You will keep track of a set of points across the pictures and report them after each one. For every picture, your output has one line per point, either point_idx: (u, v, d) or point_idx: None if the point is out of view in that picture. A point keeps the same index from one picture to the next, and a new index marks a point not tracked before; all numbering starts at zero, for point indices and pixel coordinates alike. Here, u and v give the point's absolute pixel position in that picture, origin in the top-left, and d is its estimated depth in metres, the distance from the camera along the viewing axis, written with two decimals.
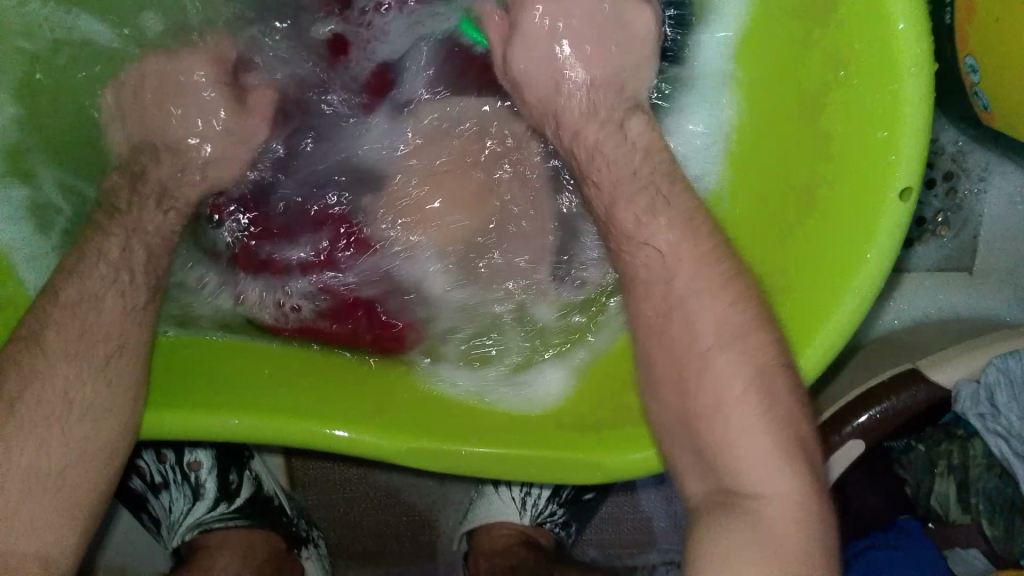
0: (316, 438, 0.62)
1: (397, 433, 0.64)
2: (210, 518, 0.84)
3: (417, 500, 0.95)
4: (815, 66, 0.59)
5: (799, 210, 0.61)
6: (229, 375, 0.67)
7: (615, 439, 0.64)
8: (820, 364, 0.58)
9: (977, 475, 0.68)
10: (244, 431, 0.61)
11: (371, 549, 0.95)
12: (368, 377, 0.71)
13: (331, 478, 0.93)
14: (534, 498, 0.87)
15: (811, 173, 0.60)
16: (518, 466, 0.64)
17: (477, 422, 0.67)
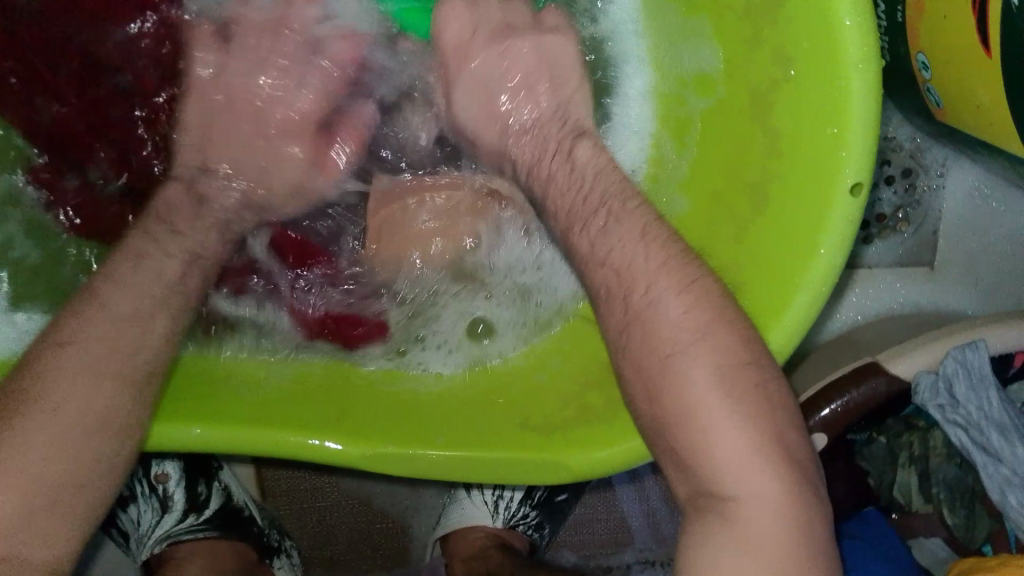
0: (277, 447, 0.62)
1: (363, 438, 0.64)
2: (179, 530, 0.83)
3: (391, 507, 0.95)
4: (767, 65, 0.60)
5: (754, 206, 0.62)
6: (183, 383, 0.66)
7: (580, 437, 0.64)
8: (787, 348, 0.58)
9: (937, 465, 0.70)
10: (207, 440, 0.61)
11: (343, 556, 0.95)
12: (336, 382, 0.71)
13: (302, 486, 0.93)
14: (507, 501, 0.86)
15: (765, 170, 0.61)
16: (485, 469, 0.64)
17: (444, 425, 0.67)
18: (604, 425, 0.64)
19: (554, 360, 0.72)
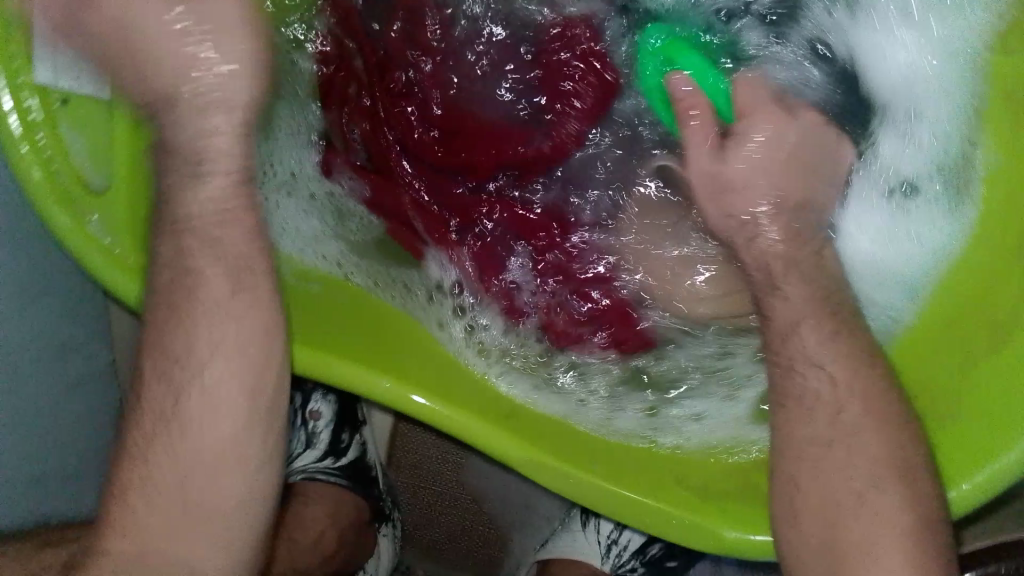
0: (452, 423, 0.64)
1: (533, 445, 0.65)
2: (315, 467, 0.87)
3: (499, 513, 0.96)
4: None
5: (993, 347, 0.62)
6: (365, 334, 0.69)
7: (739, 513, 0.64)
8: (967, 505, 0.60)
9: None
10: (394, 396, 0.64)
11: (438, 545, 0.97)
12: (517, 388, 0.72)
13: (428, 466, 0.95)
14: (619, 547, 0.87)
15: (1016, 315, 0.61)
16: (639, 515, 0.64)
17: (608, 459, 0.67)
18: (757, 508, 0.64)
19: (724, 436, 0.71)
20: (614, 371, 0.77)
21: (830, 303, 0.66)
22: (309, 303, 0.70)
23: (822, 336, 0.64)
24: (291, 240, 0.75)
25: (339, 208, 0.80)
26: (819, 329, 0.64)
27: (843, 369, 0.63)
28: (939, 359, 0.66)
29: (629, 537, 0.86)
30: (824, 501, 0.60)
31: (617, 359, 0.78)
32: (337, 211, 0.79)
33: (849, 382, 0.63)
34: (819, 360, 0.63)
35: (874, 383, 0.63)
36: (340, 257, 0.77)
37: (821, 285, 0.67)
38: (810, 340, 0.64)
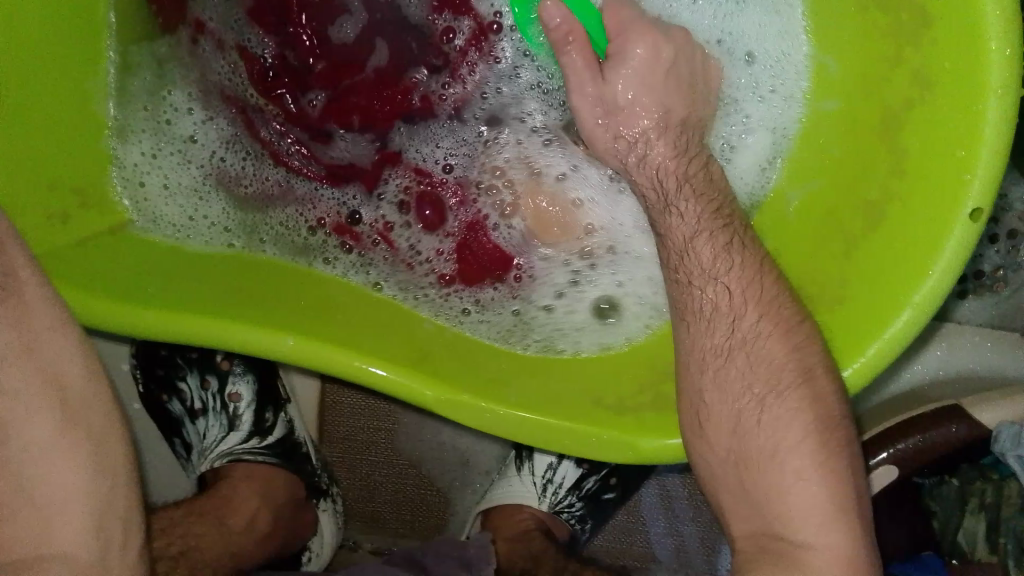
0: (351, 370, 0.64)
1: (442, 382, 0.65)
2: (241, 449, 0.87)
3: (438, 473, 0.96)
4: (900, 85, 0.61)
5: (868, 223, 0.62)
6: (245, 293, 0.68)
7: (662, 421, 0.64)
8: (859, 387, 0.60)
9: (1009, 514, 0.67)
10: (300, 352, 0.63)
11: (383, 513, 0.96)
12: (422, 333, 0.72)
13: (360, 437, 0.95)
14: (555, 486, 0.87)
15: (875, 186, 0.62)
16: (554, 436, 0.64)
17: (519, 388, 0.68)
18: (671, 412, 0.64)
19: (632, 352, 0.72)
20: (498, 311, 0.78)
21: (723, 215, 0.65)
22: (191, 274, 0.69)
23: (717, 249, 0.63)
24: (158, 226, 0.73)
25: (225, 191, 0.78)
26: (714, 241, 0.63)
27: (739, 279, 0.62)
28: (817, 250, 0.66)
29: (563, 474, 0.87)
30: (729, 410, 0.60)
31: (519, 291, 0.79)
32: (231, 195, 0.78)
33: (746, 291, 0.62)
34: (715, 274, 0.62)
35: (769, 287, 0.62)
36: (218, 232, 0.75)
37: (714, 200, 0.66)
38: (705, 257, 0.63)
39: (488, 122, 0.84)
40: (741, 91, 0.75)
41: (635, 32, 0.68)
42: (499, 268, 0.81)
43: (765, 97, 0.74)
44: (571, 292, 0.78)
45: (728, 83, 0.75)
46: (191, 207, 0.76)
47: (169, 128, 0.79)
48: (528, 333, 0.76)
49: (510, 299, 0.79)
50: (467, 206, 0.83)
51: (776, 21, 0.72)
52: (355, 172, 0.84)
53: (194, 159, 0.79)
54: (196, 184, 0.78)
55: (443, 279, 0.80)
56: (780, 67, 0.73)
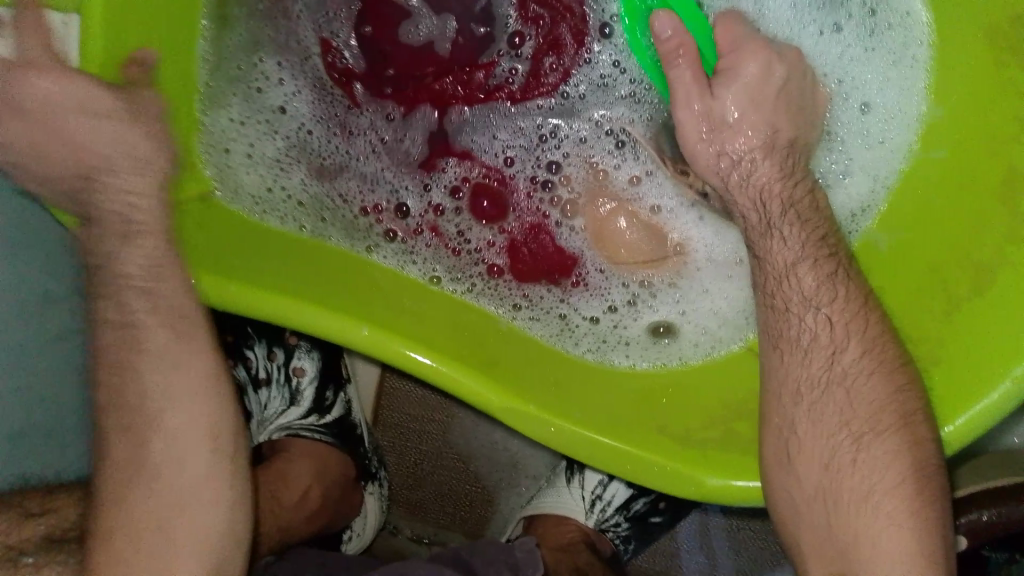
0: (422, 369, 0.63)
1: (509, 390, 0.64)
2: (300, 425, 0.88)
3: (486, 471, 0.96)
4: (1022, 148, 0.59)
5: (973, 286, 0.59)
6: (319, 275, 0.68)
7: (740, 461, 0.61)
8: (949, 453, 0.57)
9: None
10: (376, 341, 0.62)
11: (426, 503, 0.97)
12: (489, 337, 0.71)
13: (412, 425, 0.95)
14: (603, 503, 0.87)
15: (983, 250, 0.59)
16: (620, 463, 0.63)
17: (585, 406, 0.67)
18: (741, 450, 0.62)
19: (699, 383, 0.70)
20: (546, 310, 0.77)
21: (828, 245, 0.64)
22: (270, 251, 0.68)
23: (818, 278, 0.62)
24: (240, 195, 0.72)
25: (306, 163, 0.78)
26: (817, 270, 0.62)
27: (841, 311, 0.61)
28: (910, 306, 0.63)
29: (613, 493, 0.86)
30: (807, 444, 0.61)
31: (581, 302, 0.78)
32: (312, 166, 0.78)
33: (847, 322, 0.61)
34: (816, 302, 0.62)
35: (872, 325, 0.61)
36: (294, 206, 0.75)
37: (819, 227, 0.64)
38: (807, 282, 0.62)
39: (558, 121, 0.82)
40: (846, 135, 0.72)
41: (747, 48, 0.66)
42: (558, 275, 0.79)
43: (876, 145, 0.70)
44: (625, 310, 0.78)
45: (837, 124, 0.72)
46: (271, 177, 0.75)
47: (260, 97, 0.77)
48: (581, 339, 0.75)
49: (556, 300, 0.78)
50: (532, 207, 0.81)
51: (892, 71, 0.69)
52: (405, 159, 0.81)
53: (280, 129, 0.78)
54: (279, 155, 0.77)
55: (493, 270, 0.79)
56: (894, 117, 0.69)
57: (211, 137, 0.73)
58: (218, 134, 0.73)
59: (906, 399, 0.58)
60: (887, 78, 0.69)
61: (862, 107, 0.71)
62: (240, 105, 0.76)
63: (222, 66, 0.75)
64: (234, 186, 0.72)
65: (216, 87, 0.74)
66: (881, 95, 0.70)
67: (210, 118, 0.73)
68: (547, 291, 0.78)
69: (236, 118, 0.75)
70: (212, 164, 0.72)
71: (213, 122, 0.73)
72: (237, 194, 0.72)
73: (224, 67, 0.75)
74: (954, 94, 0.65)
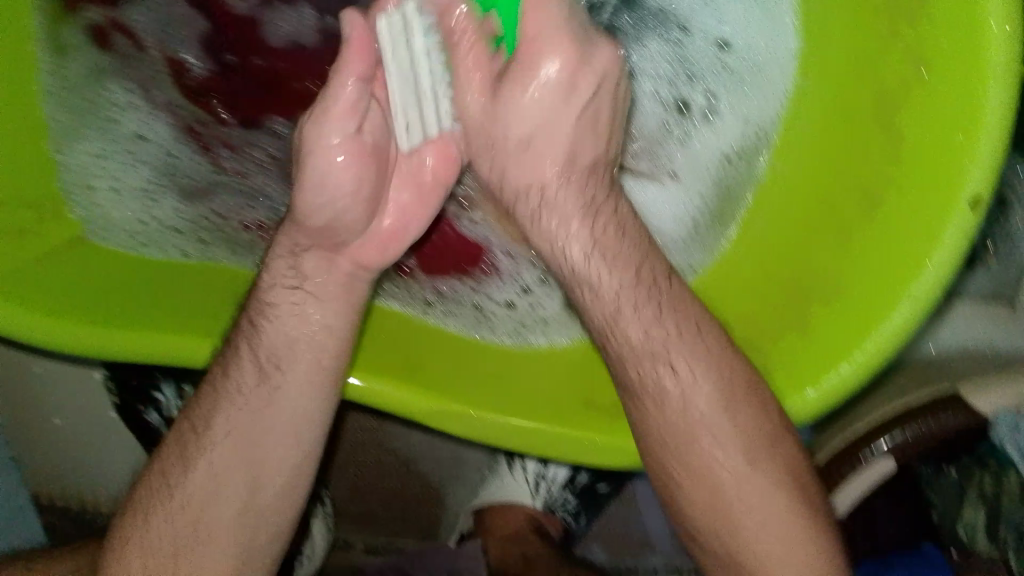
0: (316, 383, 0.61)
1: (427, 391, 0.63)
2: None
3: (430, 471, 0.94)
4: (895, 65, 0.57)
5: (865, 212, 0.58)
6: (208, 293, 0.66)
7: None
8: (836, 392, 0.57)
9: (1010, 506, 0.64)
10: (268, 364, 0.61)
11: (376, 514, 0.95)
12: (410, 336, 0.70)
13: (346, 438, 0.92)
14: (547, 482, 0.86)
15: (872, 173, 0.58)
16: (541, 442, 0.62)
17: (508, 393, 0.65)
18: None
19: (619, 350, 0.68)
20: (461, 302, 0.75)
21: None
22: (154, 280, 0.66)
23: None
24: (115, 233, 0.69)
25: (173, 187, 0.76)
26: None
27: None
28: (802, 239, 0.64)
29: (556, 471, 0.85)
30: None
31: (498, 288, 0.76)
32: (182, 191, 0.76)
33: None
34: None
35: None
36: (172, 234, 0.72)
37: None
38: None
39: None
40: (708, 77, 0.75)
41: None
42: (466, 265, 0.77)
43: (734, 90, 0.73)
44: (540, 290, 0.75)
45: (699, 66, 0.76)
46: (143, 209, 0.73)
47: (115, 127, 0.77)
48: (501, 326, 0.74)
49: (474, 291, 0.76)
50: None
51: (758, 20, 0.70)
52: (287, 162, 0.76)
53: (144, 160, 0.76)
54: (145, 184, 0.75)
55: (401, 271, 0.75)
56: (755, 66, 0.71)
57: (74, 177, 0.71)
58: (80, 173, 0.71)
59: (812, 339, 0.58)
60: (751, 22, 0.71)
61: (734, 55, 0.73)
62: (95, 141, 0.74)
63: (63, 106, 0.73)
64: (105, 222, 0.70)
65: (65, 126, 0.72)
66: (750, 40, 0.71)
67: (67, 157, 0.71)
68: (462, 284, 0.77)
69: (96, 157, 0.74)
70: (80, 207, 0.69)
71: (70, 161, 0.71)
72: (110, 231, 0.69)
73: (69, 107, 0.73)
74: (828, 23, 0.63)
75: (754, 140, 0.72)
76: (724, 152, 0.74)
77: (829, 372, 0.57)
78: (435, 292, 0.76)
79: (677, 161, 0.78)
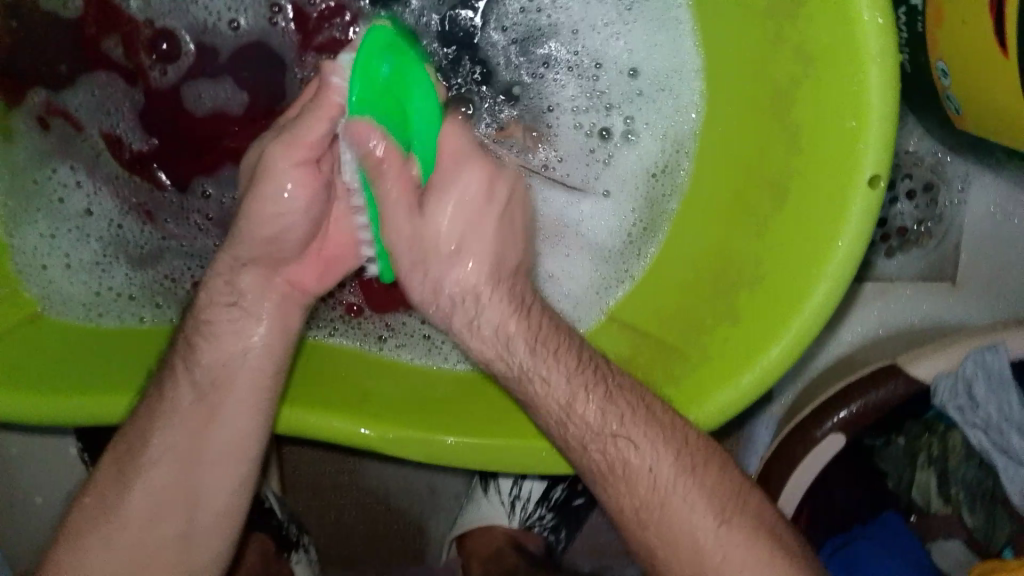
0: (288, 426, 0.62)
1: (385, 421, 0.64)
2: None
3: (408, 506, 0.94)
4: (784, 63, 0.60)
5: (776, 202, 0.61)
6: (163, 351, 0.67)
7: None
8: (762, 383, 0.59)
9: (956, 465, 0.68)
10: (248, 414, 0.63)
11: (362, 559, 0.95)
12: (366, 374, 0.71)
13: (323, 483, 0.93)
14: (522, 501, 0.87)
15: (779, 165, 0.61)
16: (504, 459, 0.63)
17: (466, 413, 0.67)
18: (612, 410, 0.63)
19: None
20: (410, 334, 0.75)
21: None
22: (110, 344, 0.67)
23: None
24: (70, 306, 0.71)
25: (125, 256, 0.77)
26: None
27: None
28: (719, 239, 0.66)
29: (529, 489, 0.87)
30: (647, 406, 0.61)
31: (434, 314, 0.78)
32: (133, 256, 0.77)
33: None
34: None
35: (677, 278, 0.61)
36: (126, 301, 0.73)
37: None
38: None
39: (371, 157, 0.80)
40: (622, 104, 0.76)
41: None
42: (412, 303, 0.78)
43: (643, 108, 0.75)
44: None
45: (613, 95, 0.76)
46: (96, 279, 0.74)
47: (62, 207, 0.77)
48: (449, 353, 0.75)
49: (419, 325, 0.77)
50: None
51: (661, 37, 0.73)
52: (231, 219, 0.80)
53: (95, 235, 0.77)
54: (97, 256, 0.76)
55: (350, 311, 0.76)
56: (663, 84, 0.74)
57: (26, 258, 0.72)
58: (34, 253, 0.73)
59: (741, 328, 0.61)
60: (655, 44, 0.74)
61: (638, 74, 0.75)
62: (47, 217, 0.75)
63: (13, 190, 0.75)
64: (62, 297, 0.71)
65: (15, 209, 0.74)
66: (652, 61, 0.74)
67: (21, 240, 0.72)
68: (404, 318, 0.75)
69: (47, 232, 0.74)
70: (36, 285, 0.70)
71: (23, 243, 0.72)
72: (67, 305, 0.71)
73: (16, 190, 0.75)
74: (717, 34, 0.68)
75: (675, 154, 0.73)
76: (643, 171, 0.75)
77: (762, 356, 0.59)
78: (384, 328, 0.76)
79: (606, 181, 0.76)
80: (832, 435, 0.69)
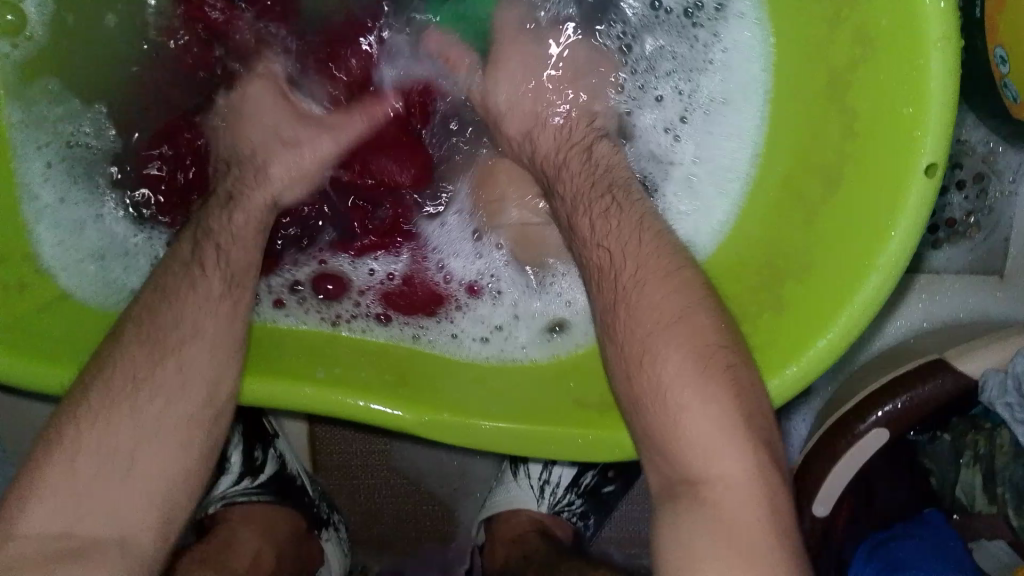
0: (324, 402, 0.62)
1: (420, 405, 0.63)
2: (235, 492, 0.86)
3: (438, 488, 0.95)
4: (843, 46, 0.58)
5: (827, 187, 0.59)
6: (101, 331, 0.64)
7: (607, 419, 0.62)
8: (806, 381, 0.58)
9: (1004, 465, 0.67)
10: (317, 402, 0.62)
11: (390, 539, 0.96)
12: (406, 353, 0.71)
13: (354, 463, 0.93)
14: (553, 486, 0.87)
15: (836, 152, 0.59)
16: (541, 446, 0.62)
17: (499, 399, 0.66)
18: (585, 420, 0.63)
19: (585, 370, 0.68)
20: (441, 327, 0.74)
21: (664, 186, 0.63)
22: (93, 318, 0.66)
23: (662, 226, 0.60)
24: (90, 282, 0.70)
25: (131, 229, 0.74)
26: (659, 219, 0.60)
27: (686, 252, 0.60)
28: (773, 221, 0.64)
29: (560, 474, 0.87)
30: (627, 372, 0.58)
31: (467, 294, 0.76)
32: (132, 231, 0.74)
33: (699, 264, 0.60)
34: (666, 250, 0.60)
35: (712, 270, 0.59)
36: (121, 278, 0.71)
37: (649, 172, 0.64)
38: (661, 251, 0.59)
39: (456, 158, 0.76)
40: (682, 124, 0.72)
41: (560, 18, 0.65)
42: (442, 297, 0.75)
43: (718, 120, 0.70)
44: (514, 314, 0.75)
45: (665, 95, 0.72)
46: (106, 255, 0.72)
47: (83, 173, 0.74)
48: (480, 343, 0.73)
49: (450, 317, 0.75)
50: (404, 254, 0.77)
51: (745, 41, 0.68)
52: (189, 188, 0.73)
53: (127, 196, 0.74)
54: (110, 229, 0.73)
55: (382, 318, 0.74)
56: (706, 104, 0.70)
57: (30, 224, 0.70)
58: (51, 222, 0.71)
59: (783, 320, 0.59)
60: (728, 50, 0.69)
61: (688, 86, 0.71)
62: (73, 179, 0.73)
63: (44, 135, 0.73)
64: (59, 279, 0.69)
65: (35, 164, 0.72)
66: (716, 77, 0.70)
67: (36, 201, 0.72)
68: (430, 321, 0.74)
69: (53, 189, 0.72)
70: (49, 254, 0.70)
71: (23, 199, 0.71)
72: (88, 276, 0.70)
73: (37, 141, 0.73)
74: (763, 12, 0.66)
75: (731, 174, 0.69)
76: (727, 179, 0.69)
77: (807, 347, 0.57)
78: (433, 314, 0.75)
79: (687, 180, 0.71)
80: (875, 432, 0.68)
